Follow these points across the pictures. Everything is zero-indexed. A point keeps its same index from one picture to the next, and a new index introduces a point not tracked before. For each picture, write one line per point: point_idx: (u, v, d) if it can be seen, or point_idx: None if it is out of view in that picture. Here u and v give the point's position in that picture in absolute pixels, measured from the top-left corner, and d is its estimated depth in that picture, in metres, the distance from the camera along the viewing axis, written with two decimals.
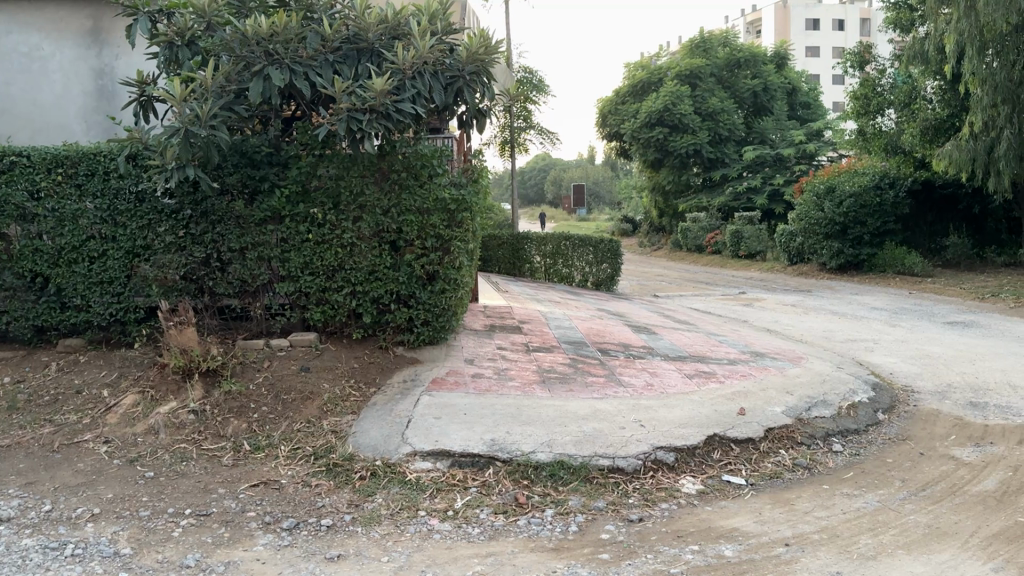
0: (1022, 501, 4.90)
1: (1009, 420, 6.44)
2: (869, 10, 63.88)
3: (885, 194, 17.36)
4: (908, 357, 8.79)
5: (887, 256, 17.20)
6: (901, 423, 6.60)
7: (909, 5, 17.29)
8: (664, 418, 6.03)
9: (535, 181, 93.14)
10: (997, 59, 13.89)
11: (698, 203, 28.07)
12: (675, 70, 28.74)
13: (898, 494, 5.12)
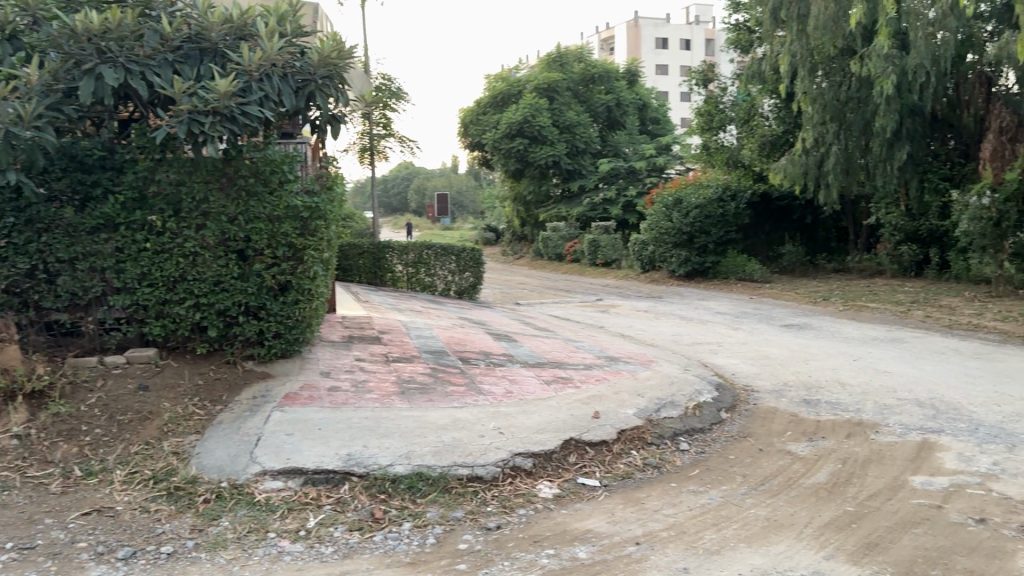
0: (849, 491, 5.31)
1: (836, 415, 6.97)
2: (713, 31, 67.76)
3: (727, 206, 18.38)
4: (748, 358, 9.37)
5: (731, 264, 18.38)
6: (742, 421, 7.01)
7: (748, 27, 18.50)
8: (523, 425, 6.10)
9: (398, 190, 92.42)
10: (826, 79, 15.11)
11: (558, 213, 28.78)
12: (533, 82, 29.32)
13: (740, 489, 5.42)
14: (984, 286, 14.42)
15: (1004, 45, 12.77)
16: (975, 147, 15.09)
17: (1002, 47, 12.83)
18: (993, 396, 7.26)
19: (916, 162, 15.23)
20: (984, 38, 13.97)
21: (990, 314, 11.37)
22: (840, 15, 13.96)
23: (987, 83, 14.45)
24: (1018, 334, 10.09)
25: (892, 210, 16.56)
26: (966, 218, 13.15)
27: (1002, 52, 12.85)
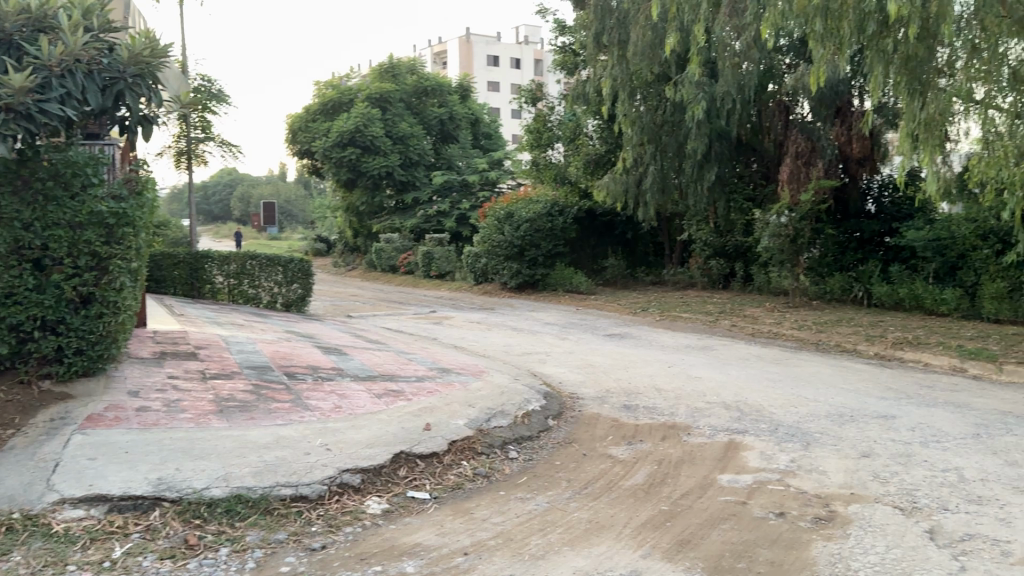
0: (664, 490, 5.64)
1: (654, 419, 7.40)
2: (542, 52, 70.34)
3: (556, 220, 19.15)
4: (574, 367, 9.73)
5: (557, 276, 19.04)
6: (568, 428, 7.27)
7: (573, 50, 19.30)
8: (351, 440, 5.97)
9: (222, 198, 87.94)
10: (644, 103, 16.08)
11: (391, 224, 28.49)
12: (365, 92, 28.95)
13: (565, 493, 5.61)
14: (782, 297, 15.90)
15: (800, 76, 14.25)
16: (774, 170, 16.55)
17: (798, 79, 14.35)
18: (790, 397, 8.00)
19: (724, 183, 16.55)
20: (783, 68, 15.36)
21: (788, 323, 12.49)
22: (656, 43, 14.84)
23: (785, 110, 15.39)
24: (811, 341, 11.18)
25: (702, 226, 17.83)
26: (766, 234, 14.56)
27: (798, 84, 14.31)
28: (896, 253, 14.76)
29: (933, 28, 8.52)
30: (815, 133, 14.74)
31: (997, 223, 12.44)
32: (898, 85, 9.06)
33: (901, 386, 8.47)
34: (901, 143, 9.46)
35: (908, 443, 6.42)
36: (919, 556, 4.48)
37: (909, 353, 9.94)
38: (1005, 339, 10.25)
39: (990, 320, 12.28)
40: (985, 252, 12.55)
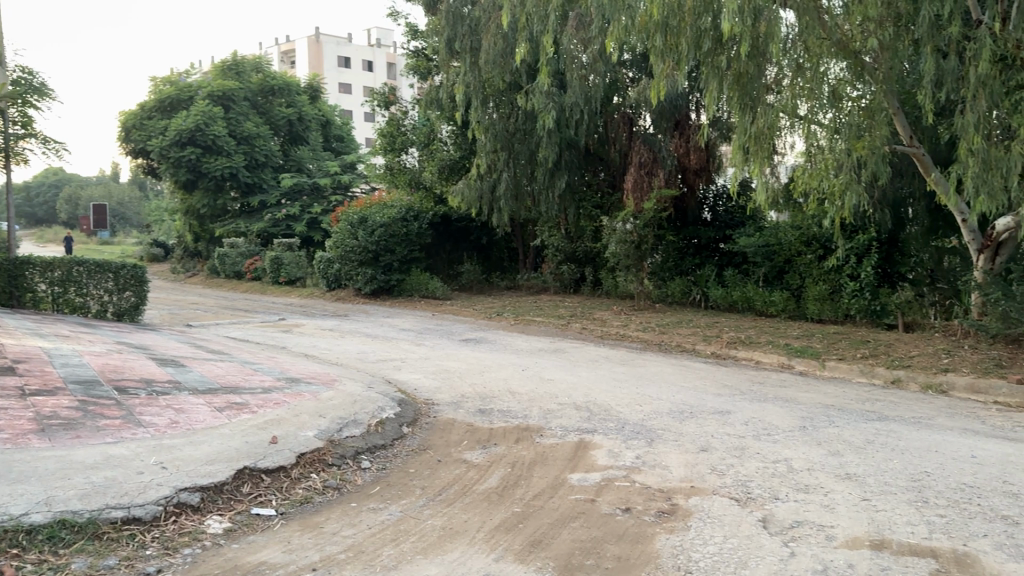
0: (517, 492, 5.71)
1: (508, 422, 7.47)
2: (394, 56, 69.90)
3: (410, 226, 19.03)
4: (429, 372, 9.67)
5: (413, 282, 18.86)
6: (422, 435, 7.19)
7: (425, 55, 19.24)
8: (190, 457, 5.63)
9: (44, 199, 80.84)
10: (496, 111, 16.28)
11: (236, 228, 27.25)
12: (206, 90, 27.50)
13: (418, 501, 5.55)
14: (629, 300, 16.60)
15: (643, 90, 14.95)
16: (620, 178, 16.98)
17: (640, 92, 14.97)
18: (635, 397, 8.33)
19: (574, 191, 17.05)
20: (627, 81, 15.99)
21: (633, 325, 13.02)
22: (507, 52, 15.19)
23: (629, 122, 16.13)
24: (654, 343, 11.72)
25: (553, 233, 18.24)
26: (614, 241, 15.28)
27: (640, 97, 14.99)
28: (729, 259, 15.72)
29: (761, 47, 9.14)
30: (656, 145, 15.41)
31: (818, 230, 13.47)
32: (731, 100, 9.58)
33: (736, 383, 9.04)
34: (734, 156, 10.00)
35: (742, 437, 6.85)
36: (753, 544, 4.78)
37: (742, 352, 10.63)
38: (826, 338, 11.20)
39: (814, 320, 13.45)
40: (809, 257, 13.62)
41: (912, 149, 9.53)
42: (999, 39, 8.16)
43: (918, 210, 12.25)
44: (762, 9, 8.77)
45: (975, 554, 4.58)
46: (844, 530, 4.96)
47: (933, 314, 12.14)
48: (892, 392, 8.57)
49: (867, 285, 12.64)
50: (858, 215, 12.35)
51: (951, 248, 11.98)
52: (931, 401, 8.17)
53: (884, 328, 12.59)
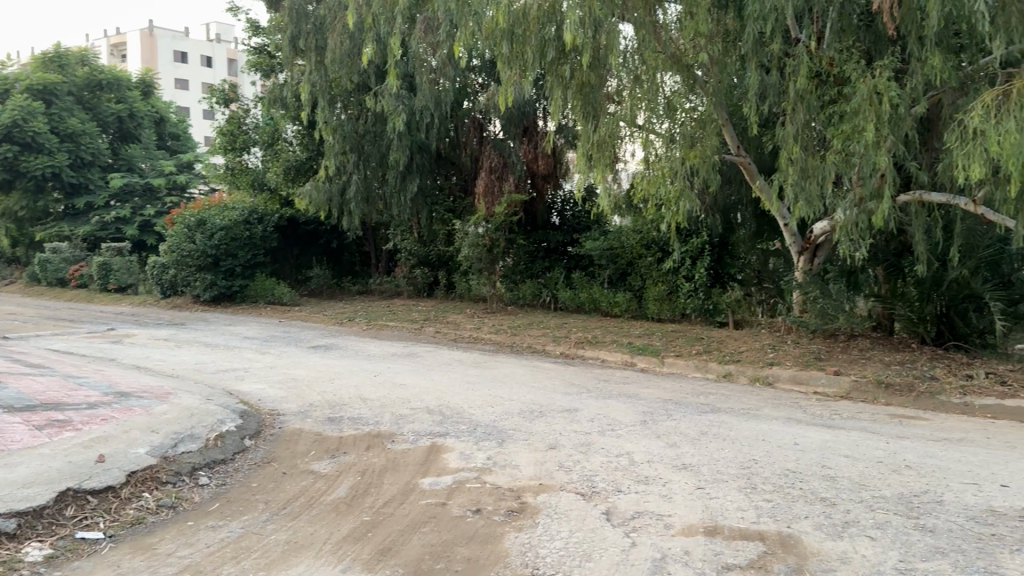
0: (366, 501, 5.61)
1: (357, 430, 7.32)
2: (235, 53, 67.06)
3: (253, 229, 18.31)
4: (274, 382, 9.31)
5: (256, 287, 18.11)
6: (266, 447, 6.91)
7: (268, 52, 18.55)
8: (4, 481, 5.13)
9: None
10: (344, 111, 15.98)
11: (59, 232, 25.12)
12: (23, 82, 25.06)
13: (261, 516, 5.33)
14: (481, 304, 16.77)
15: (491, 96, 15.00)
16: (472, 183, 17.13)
17: (489, 97, 15.11)
18: (486, 398, 8.41)
19: (426, 195, 17.04)
20: (476, 86, 16.15)
21: (485, 327, 13.18)
22: (354, 52, 14.95)
23: (479, 127, 16.31)
24: (505, 344, 11.89)
25: (406, 236, 18.11)
26: (466, 244, 15.43)
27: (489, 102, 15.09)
28: (577, 261, 16.23)
29: (602, 59, 9.50)
30: (506, 150, 15.71)
31: (657, 235, 14.16)
32: (575, 109, 9.98)
33: (583, 381, 9.34)
34: (579, 162, 10.38)
35: (588, 433, 7.07)
36: (597, 536, 4.95)
37: (589, 351, 11.00)
38: (665, 336, 11.81)
39: (655, 318, 14.19)
40: (649, 259, 14.33)
41: (740, 158, 10.28)
42: (814, 57, 8.85)
43: (746, 215, 12.92)
44: (602, 22, 9.10)
45: (797, 535, 4.97)
46: (681, 518, 5.24)
47: (760, 311, 13.12)
48: (724, 385, 9.15)
49: (701, 285, 13.51)
50: (693, 220, 13.09)
51: (775, 250, 12.75)
52: (758, 392, 8.79)
53: (718, 325, 13.53)
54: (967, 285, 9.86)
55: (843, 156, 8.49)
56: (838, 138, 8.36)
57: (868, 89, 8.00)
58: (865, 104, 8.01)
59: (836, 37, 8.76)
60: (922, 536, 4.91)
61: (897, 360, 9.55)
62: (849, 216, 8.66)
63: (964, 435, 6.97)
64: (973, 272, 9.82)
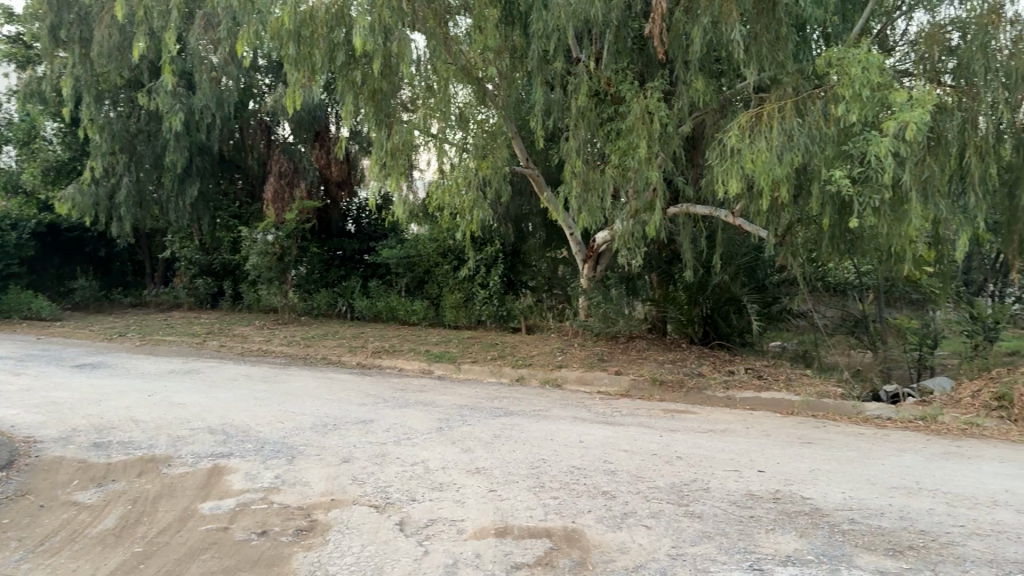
0: (138, 531, 5.20)
1: (130, 455, 6.74)
2: None
3: (6, 236, 16.27)
4: (31, 406, 8.34)
5: (12, 300, 16.12)
6: (21, 478, 6.18)
7: (24, 41, 16.70)
8: None
9: None
10: (113, 109, 14.76)
11: None
12: None
13: (13, 556, 4.77)
14: (271, 314, 16.05)
15: (279, 97, 14.37)
16: (259, 188, 16.63)
17: (277, 100, 14.33)
18: (276, 414, 8.08)
19: (207, 199, 16.12)
20: (262, 88, 15.48)
21: (276, 340, 12.65)
22: (124, 46, 13.90)
23: (266, 130, 15.70)
24: (298, 357, 11.48)
25: (186, 243, 16.91)
26: (254, 253, 14.66)
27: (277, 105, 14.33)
28: (374, 270, 16.16)
29: (393, 67, 9.49)
30: (297, 155, 15.11)
31: (453, 244, 14.43)
32: (367, 116, 9.82)
33: (378, 391, 9.24)
34: (372, 170, 10.26)
35: (382, 443, 7.00)
36: (389, 548, 4.91)
37: (386, 361, 10.91)
38: (461, 343, 12.00)
39: (452, 326, 14.40)
40: (445, 267, 14.55)
41: (528, 169, 10.72)
42: (594, 76, 9.46)
43: (537, 224, 13.60)
44: (393, 29, 9.01)
45: (581, 529, 5.23)
46: (473, 522, 5.33)
47: (551, 316, 13.80)
48: (517, 389, 9.43)
49: (495, 292, 13.89)
50: (487, 229, 13.41)
51: (565, 258, 13.81)
52: (549, 394, 9.16)
53: (512, 331, 13.89)
54: (728, 290, 10.96)
55: (620, 171, 9.05)
56: (616, 154, 8.95)
57: (641, 108, 8.63)
58: (638, 122, 8.63)
59: (613, 59, 9.32)
60: (691, 522, 5.36)
61: (672, 359, 10.38)
62: (626, 227, 9.25)
63: (727, 426, 7.69)
64: (734, 277, 10.90)
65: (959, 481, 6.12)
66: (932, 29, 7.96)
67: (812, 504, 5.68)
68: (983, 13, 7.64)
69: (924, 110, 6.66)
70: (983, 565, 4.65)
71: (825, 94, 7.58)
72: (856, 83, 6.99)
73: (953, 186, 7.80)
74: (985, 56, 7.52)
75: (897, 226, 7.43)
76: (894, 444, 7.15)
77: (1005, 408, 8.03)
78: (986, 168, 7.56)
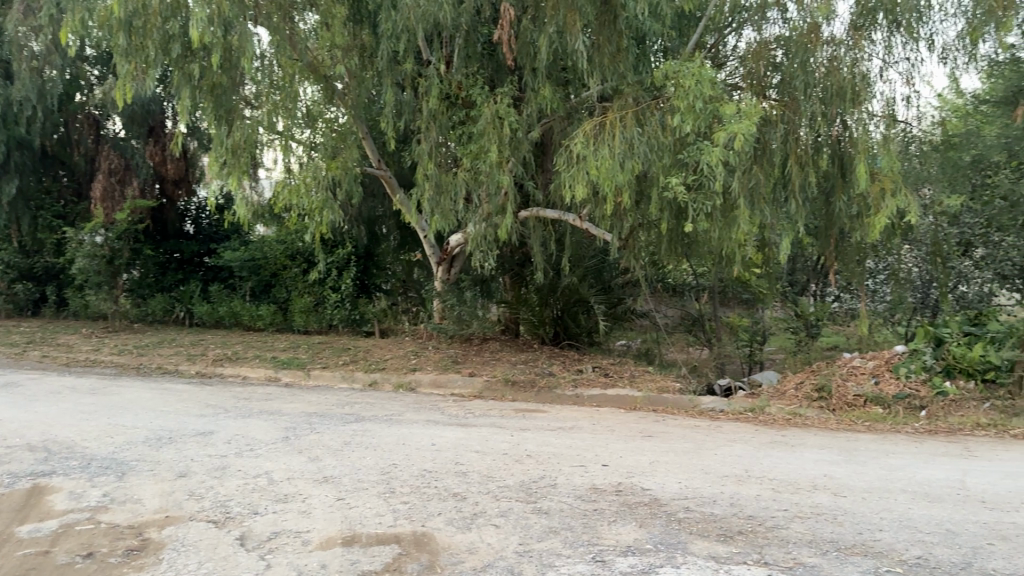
0: None
1: None
2: None
3: None
4: None
5: None
6: None
7: None
8: None
9: None
10: None
11: None
12: None
13: None
14: (100, 322, 15.19)
15: (108, 90, 13.34)
16: (87, 186, 15.55)
17: (105, 93, 13.42)
18: (105, 428, 7.57)
19: (26, 197, 14.82)
20: (91, 79, 14.52)
21: (106, 349, 11.85)
22: None
23: (95, 125, 14.80)
24: (130, 366, 10.81)
25: (2, 246, 15.32)
26: (80, 255, 13.38)
27: (107, 98, 13.38)
28: (215, 273, 15.63)
29: (233, 61, 9.08)
30: (128, 151, 14.28)
31: (302, 246, 14.01)
32: (206, 110, 9.43)
33: (219, 401, 8.86)
34: (211, 167, 9.86)
35: (224, 456, 6.73)
36: (229, 564, 4.72)
37: (228, 369, 10.49)
38: (310, 348, 11.72)
39: (301, 330, 14.06)
40: (294, 270, 14.15)
41: (379, 171, 10.74)
42: (444, 79, 9.53)
43: (390, 226, 13.49)
44: (233, 23, 8.61)
45: (431, 532, 5.24)
46: (319, 532, 5.21)
47: (404, 319, 13.99)
48: (367, 394, 9.32)
49: (346, 295, 13.80)
50: (337, 231, 13.21)
51: (418, 261, 13.92)
52: (401, 398, 9.11)
53: (364, 335, 13.92)
54: (576, 291, 11.36)
55: (472, 174, 9.17)
56: (468, 157, 9.06)
57: (491, 113, 8.75)
58: (489, 127, 8.77)
59: (462, 63, 9.45)
60: (537, 519, 5.49)
61: (524, 359, 10.59)
62: (478, 230, 9.41)
63: (574, 423, 7.94)
64: (581, 279, 11.30)
65: (783, 468, 6.59)
66: (758, 45, 8.53)
67: (651, 495, 5.96)
68: (803, 33, 8.16)
69: (750, 122, 7.15)
70: (803, 545, 5.02)
71: (663, 106, 7.97)
72: (690, 95, 7.42)
73: (778, 194, 8.36)
74: (805, 73, 8.10)
75: (727, 231, 7.98)
76: (726, 435, 7.63)
77: (824, 399, 8.82)
78: (805, 176, 8.23)
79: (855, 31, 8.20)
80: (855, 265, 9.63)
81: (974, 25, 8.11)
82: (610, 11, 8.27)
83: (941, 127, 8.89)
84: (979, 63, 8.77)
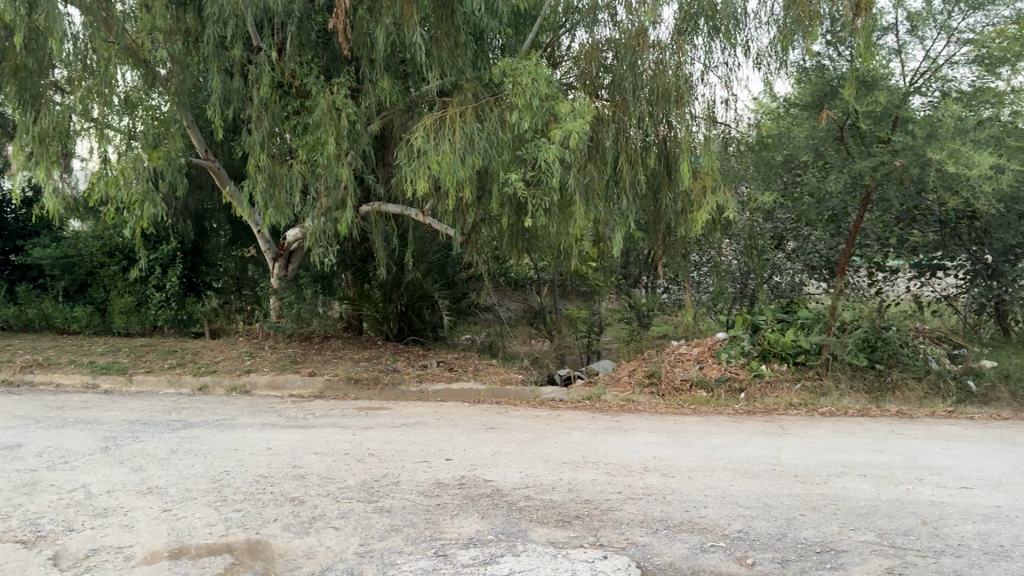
0: None
1: None
2: None
3: None
4: None
5: None
6: None
7: None
8: None
9: None
10: None
11: None
12: None
13: None
14: None
15: None
16: None
17: None
18: None
19: None
20: None
21: None
22: None
23: None
24: None
25: None
26: None
27: None
28: (24, 271, 14.30)
29: (39, 42, 8.60)
30: None
31: (121, 241, 13.24)
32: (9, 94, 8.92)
33: (29, 411, 8.15)
34: (17, 156, 9.20)
35: (34, 470, 6.19)
36: None
37: (39, 376, 9.67)
38: (133, 352, 11.01)
39: (121, 333, 13.10)
40: (112, 268, 13.24)
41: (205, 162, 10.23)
42: (277, 67, 9.15)
43: (220, 220, 13.25)
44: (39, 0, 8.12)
45: (266, 539, 5.06)
46: (142, 547, 4.91)
47: (238, 318, 13.66)
48: (196, 398, 8.88)
49: (172, 295, 13.01)
50: (160, 225, 12.59)
51: (251, 257, 13.64)
52: (235, 401, 8.76)
53: (193, 336, 13.29)
54: (421, 286, 11.48)
55: (309, 167, 8.94)
56: (303, 149, 8.77)
57: (328, 104, 8.54)
58: (325, 118, 8.54)
59: (296, 51, 9.15)
60: (379, 517, 5.43)
61: (367, 356, 10.47)
62: (316, 225, 9.14)
63: (419, 419, 7.94)
64: (425, 274, 11.42)
65: (617, 453, 6.89)
66: (590, 47, 8.80)
67: (493, 486, 6.05)
68: (631, 36, 8.51)
69: (584, 121, 7.46)
70: (635, 525, 5.26)
71: (500, 103, 8.10)
72: (527, 93, 7.58)
73: (610, 190, 8.72)
74: (633, 75, 8.49)
75: (564, 226, 8.24)
76: (565, 423, 7.88)
77: (655, 384, 9.33)
78: (635, 174, 8.64)
79: (677, 36, 8.67)
80: (680, 259, 10.27)
81: (785, 33, 8.75)
82: (447, 7, 8.29)
83: (756, 129, 9.81)
84: (788, 69, 9.40)
